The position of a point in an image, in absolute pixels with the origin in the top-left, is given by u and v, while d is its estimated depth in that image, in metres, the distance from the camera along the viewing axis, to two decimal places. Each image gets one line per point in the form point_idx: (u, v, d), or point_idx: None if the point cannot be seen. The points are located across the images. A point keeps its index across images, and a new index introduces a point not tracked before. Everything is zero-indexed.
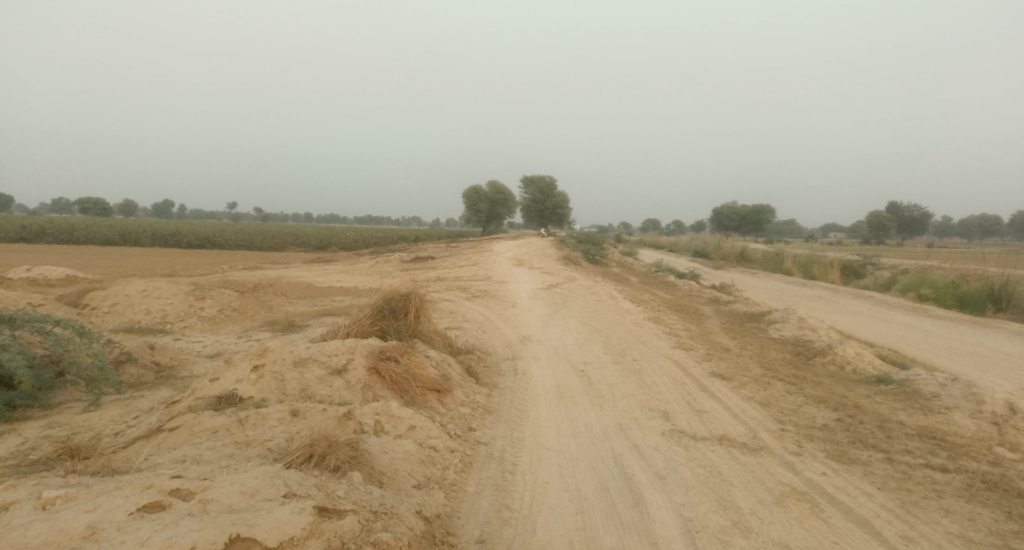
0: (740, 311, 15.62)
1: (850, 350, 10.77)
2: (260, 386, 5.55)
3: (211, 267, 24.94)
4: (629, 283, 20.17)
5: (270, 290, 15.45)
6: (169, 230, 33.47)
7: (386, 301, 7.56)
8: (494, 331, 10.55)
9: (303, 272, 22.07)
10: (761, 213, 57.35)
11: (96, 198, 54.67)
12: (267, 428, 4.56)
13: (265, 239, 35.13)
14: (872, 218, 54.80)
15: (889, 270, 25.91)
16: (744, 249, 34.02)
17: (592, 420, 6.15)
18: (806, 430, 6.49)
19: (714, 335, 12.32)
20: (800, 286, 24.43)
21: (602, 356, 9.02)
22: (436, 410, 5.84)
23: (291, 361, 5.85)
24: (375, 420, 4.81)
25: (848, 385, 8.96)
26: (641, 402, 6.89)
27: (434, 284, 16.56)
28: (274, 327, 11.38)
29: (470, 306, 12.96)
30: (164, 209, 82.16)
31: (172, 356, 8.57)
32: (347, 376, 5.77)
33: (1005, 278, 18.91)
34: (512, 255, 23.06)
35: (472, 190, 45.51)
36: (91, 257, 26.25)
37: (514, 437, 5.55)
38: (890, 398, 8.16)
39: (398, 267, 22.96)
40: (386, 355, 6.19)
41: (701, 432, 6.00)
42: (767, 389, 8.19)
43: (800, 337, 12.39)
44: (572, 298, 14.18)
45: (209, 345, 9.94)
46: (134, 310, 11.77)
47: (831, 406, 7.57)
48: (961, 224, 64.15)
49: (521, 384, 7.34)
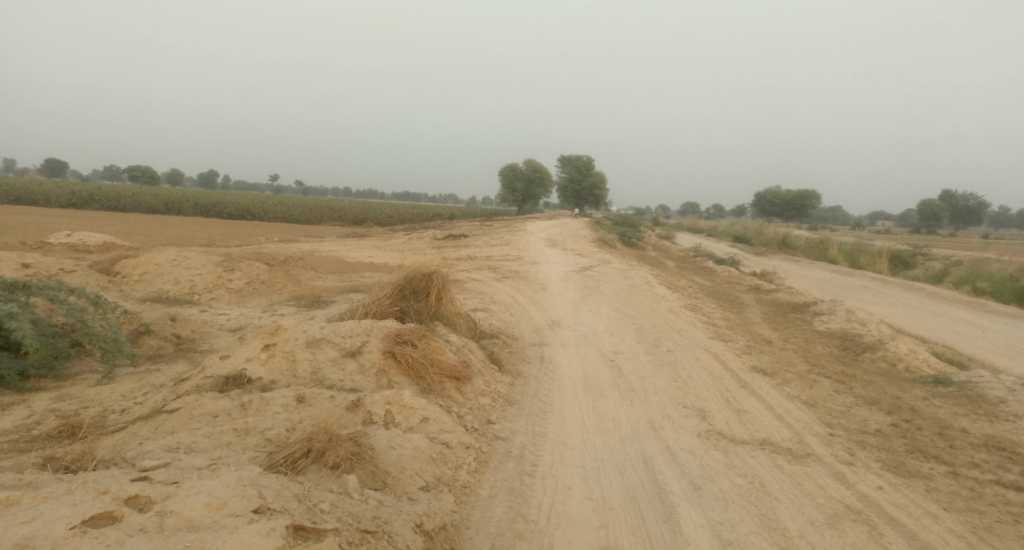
0: (782, 301, 14.86)
1: (903, 347, 10.02)
2: (270, 366, 5.26)
3: (247, 239, 25.08)
4: (665, 268, 19.45)
5: (300, 264, 15.33)
6: (209, 201, 33.87)
7: (407, 281, 7.20)
8: (521, 315, 10.15)
9: (336, 246, 22.00)
10: (806, 198, 55.22)
11: (144, 168, 55.99)
12: (270, 416, 4.23)
13: (302, 212, 35.28)
14: (923, 206, 52.33)
15: (941, 262, 24.52)
16: (786, 235, 32.72)
17: (621, 417, 5.70)
18: (857, 435, 5.91)
19: (755, 325, 11.68)
20: (846, 276, 23.29)
21: (634, 345, 8.52)
22: (454, 400, 5.47)
23: (304, 341, 5.53)
24: (386, 410, 4.46)
25: (902, 385, 8.27)
26: (675, 398, 6.40)
27: (464, 263, 16.21)
28: (299, 302, 11.21)
29: (499, 287, 12.56)
30: (209, 180, 83.65)
31: (194, 329, 8.39)
32: (360, 359, 5.45)
33: None
34: (545, 236, 22.54)
35: (509, 168, 44.90)
36: (134, 225, 26.72)
37: (536, 432, 5.16)
38: (950, 402, 7.48)
39: (430, 244, 22.68)
40: (404, 339, 5.84)
41: (741, 435, 5.50)
42: (814, 388, 7.59)
43: (847, 331, 11.64)
44: (605, 282, 13.66)
45: (232, 318, 9.78)
46: (163, 281, 11.71)
47: (884, 409, 6.94)
48: (1019, 215, 60.86)
49: (547, 373, 6.93)
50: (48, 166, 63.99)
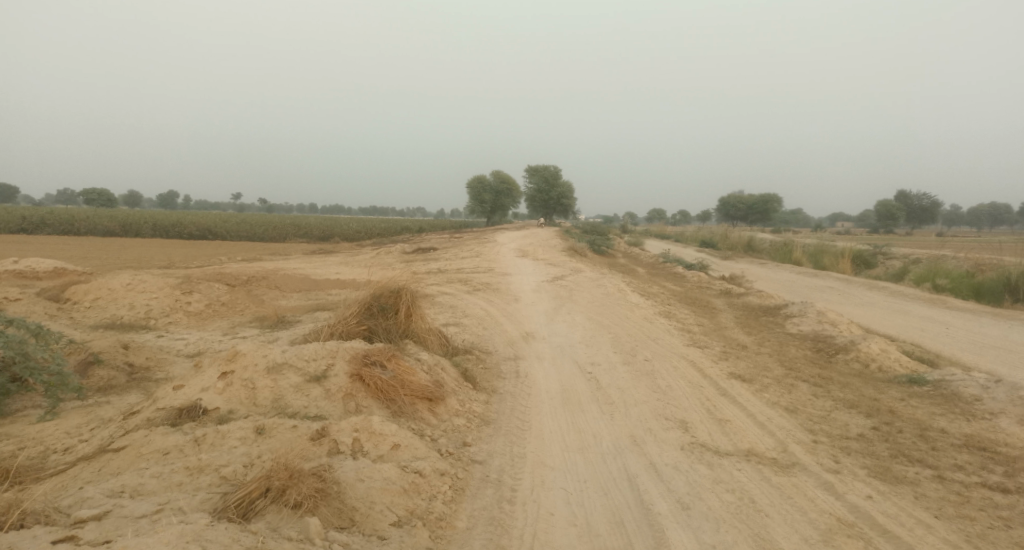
0: (754, 304, 14.92)
1: (875, 347, 10.07)
2: (227, 395, 4.91)
3: (209, 259, 24.31)
4: (636, 275, 19.43)
5: (263, 283, 14.83)
6: (169, 221, 32.87)
7: (374, 298, 6.89)
8: (494, 328, 9.90)
9: (302, 264, 21.46)
10: (769, 202, 56.27)
11: (100, 189, 54.28)
12: (226, 451, 3.90)
13: (266, 230, 34.50)
14: (880, 207, 53.78)
15: (901, 260, 25.09)
16: (752, 238, 33.19)
17: (602, 433, 5.50)
18: (840, 441, 5.81)
19: (729, 330, 11.65)
20: (812, 277, 23.64)
21: (611, 356, 8.35)
22: (427, 422, 5.20)
23: (265, 366, 5.19)
24: (353, 439, 4.18)
25: (878, 386, 8.25)
26: (655, 409, 6.23)
27: (433, 277, 15.91)
28: (262, 323, 10.78)
29: (471, 301, 12.30)
30: (170, 199, 81.56)
31: (148, 356, 7.94)
32: (326, 384, 5.14)
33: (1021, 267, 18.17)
34: (516, 247, 22.37)
35: (476, 179, 44.73)
36: (89, 248, 25.73)
37: (514, 453, 4.92)
38: (926, 402, 7.47)
39: (399, 258, 22.30)
40: (372, 360, 5.55)
41: (725, 447, 5.35)
42: (792, 392, 7.52)
43: (819, 332, 11.68)
44: (578, 292, 13.51)
45: (191, 343, 9.32)
46: (117, 306, 11.15)
47: (864, 412, 6.88)
48: (970, 213, 63.07)
49: (523, 389, 6.70)
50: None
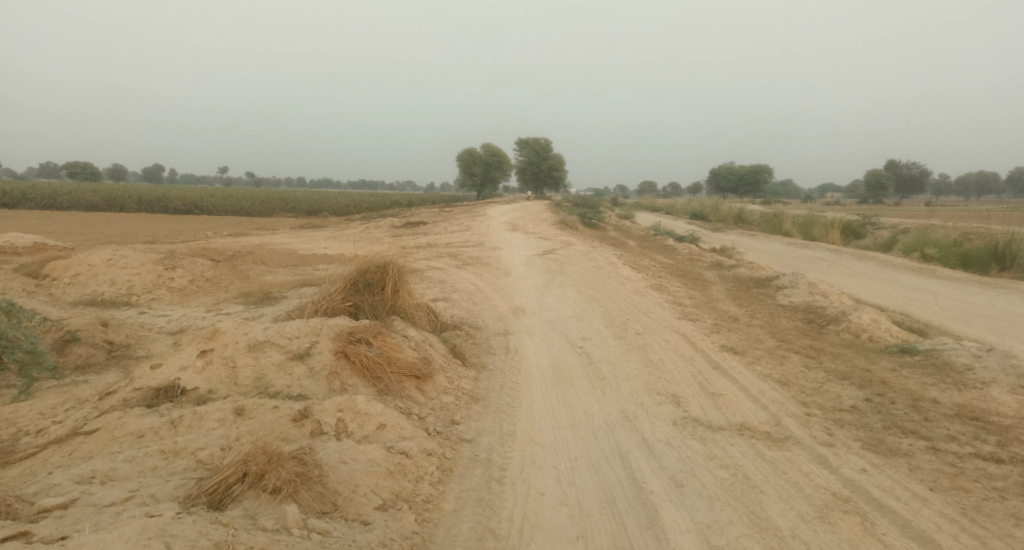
0: (745, 276, 14.85)
1: (866, 317, 10.04)
2: (206, 375, 4.75)
3: (194, 234, 23.91)
4: (627, 248, 19.30)
5: (249, 258, 14.57)
6: (154, 196, 32.30)
7: (360, 274, 6.71)
8: (484, 303, 9.77)
9: (290, 238, 21.15)
10: (759, 173, 56.11)
11: (83, 163, 53.30)
12: (203, 433, 3.74)
13: (253, 204, 34.01)
14: (869, 177, 53.79)
15: (890, 230, 25.10)
16: (742, 210, 33.11)
17: (594, 409, 5.41)
18: (833, 413, 5.75)
19: (720, 302, 11.57)
20: (802, 247, 23.63)
21: (602, 330, 8.24)
22: (414, 400, 5.08)
23: (245, 344, 5.01)
24: (337, 419, 4.05)
25: (869, 357, 8.21)
26: (647, 384, 6.14)
27: (422, 251, 15.70)
28: (248, 299, 10.58)
29: (460, 275, 12.13)
30: (154, 174, 80.18)
31: (129, 334, 7.74)
32: (310, 362, 4.99)
33: (1008, 236, 18.18)
34: (506, 220, 22.14)
35: (466, 152, 44.20)
36: (71, 224, 25.22)
37: (504, 431, 4.82)
38: (918, 372, 7.44)
39: (387, 232, 22.01)
40: (357, 337, 5.39)
41: (718, 421, 5.27)
42: (784, 364, 7.46)
43: (810, 303, 11.64)
44: (568, 265, 13.36)
45: (173, 320, 9.11)
46: (98, 282, 10.89)
47: (856, 383, 6.83)
48: (958, 183, 63.27)
49: (513, 365, 6.58)
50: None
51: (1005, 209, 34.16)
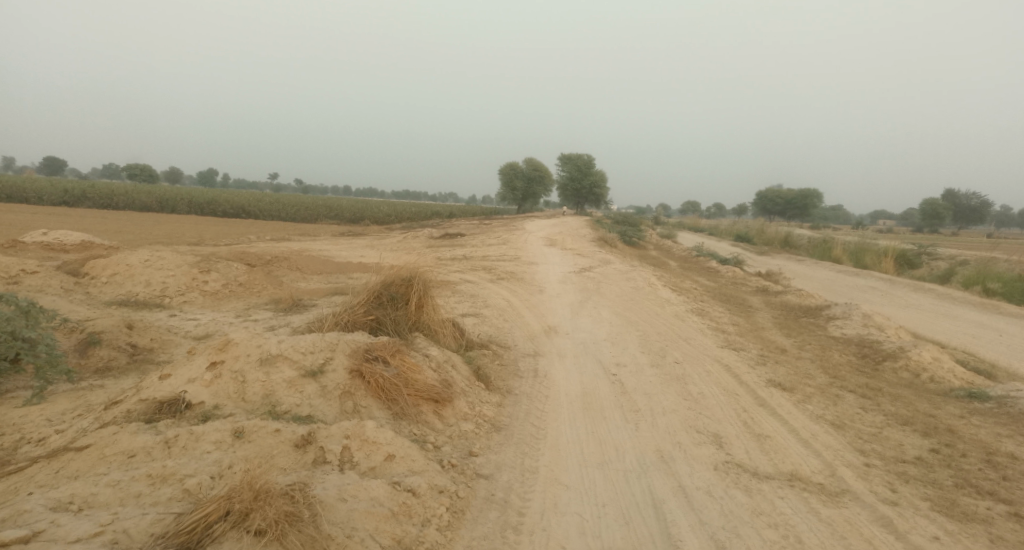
0: (793, 304, 14.10)
1: (927, 355, 9.26)
2: (213, 389, 4.50)
3: (238, 237, 24.29)
4: (668, 268, 18.66)
5: (285, 264, 14.54)
6: (204, 199, 33.11)
7: (384, 286, 6.41)
8: (516, 320, 9.38)
9: (329, 246, 21.20)
10: (808, 197, 54.37)
11: (142, 166, 55.40)
12: (196, 456, 3.46)
13: (298, 211, 34.52)
14: (925, 205, 51.57)
15: (947, 261, 23.74)
16: (789, 234, 31.95)
17: (625, 446, 4.97)
18: (895, 465, 5.14)
19: (766, 331, 10.91)
20: (852, 275, 22.54)
21: (639, 356, 7.76)
22: (430, 427, 4.73)
23: (256, 358, 4.74)
24: (342, 447, 3.73)
25: (933, 401, 7.48)
26: (685, 419, 5.65)
27: (457, 264, 15.45)
28: (277, 306, 10.45)
29: (493, 290, 11.78)
30: (208, 178, 82.90)
31: (153, 337, 7.61)
32: (322, 380, 4.70)
33: None
34: (544, 235, 21.76)
35: (509, 166, 44.07)
36: (123, 223, 25.96)
37: (526, 467, 4.44)
38: (990, 421, 6.72)
39: (425, 243, 21.88)
40: (374, 356, 5.08)
41: (765, 468, 4.76)
42: (838, 404, 6.84)
43: (864, 336, 10.88)
44: (606, 284, 12.88)
45: (201, 324, 9.00)
46: (134, 282, 10.95)
47: (919, 430, 6.18)
48: (1021, 215, 60.13)
49: (540, 390, 6.18)
50: (48, 164, 63.47)
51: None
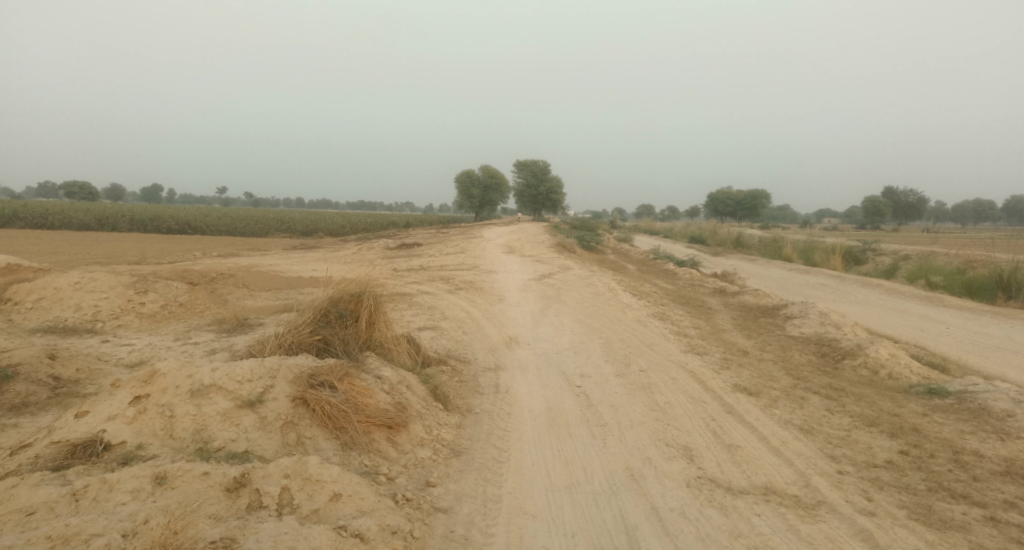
0: (750, 304, 14.17)
1: (884, 352, 9.32)
2: (137, 427, 4.02)
3: (183, 254, 23.20)
4: (627, 272, 18.61)
5: (230, 282, 13.84)
6: (147, 216, 31.69)
7: (332, 303, 5.99)
8: (475, 332, 9.04)
9: (279, 260, 20.41)
10: (757, 198, 55.73)
11: (81, 183, 53.02)
12: (109, 508, 2.98)
13: (247, 225, 33.33)
14: (866, 203, 53.54)
15: (891, 256, 24.50)
16: (741, 234, 32.55)
17: (593, 465, 4.69)
18: (868, 471, 5.00)
19: (726, 333, 10.87)
20: (803, 273, 23.00)
21: (602, 365, 7.52)
22: (383, 457, 4.35)
23: (187, 390, 4.28)
24: (281, 488, 3.34)
25: (895, 399, 7.47)
26: (654, 432, 5.41)
27: (414, 275, 15.00)
28: (221, 327, 9.84)
29: (451, 301, 11.42)
30: (153, 193, 79.71)
31: (80, 368, 6.96)
32: (263, 411, 4.28)
33: (1013, 264, 17.61)
34: (503, 243, 21.50)
35: (465, 174, 43.69)
36: (57, 243, 24.49)
37: (488, 495, 4.11)
38: (952, 418, 6.71)
39: (380, 254, 21.34)
40: (320, 381, 4.67)
41: (738, 482, 4.55)
42: (804, 407, 6.74)
43: (822, 335, 10.94)
44: (566, 291, 12.66)
45: (136, 350, 8.36)
46: (62, 307, 10.14)
47: (886, 431, 6.10)
48: (954, 209, 63.09)
49: (502, 407, 5.86)
50: None
51: (1002, 237, 33.70)
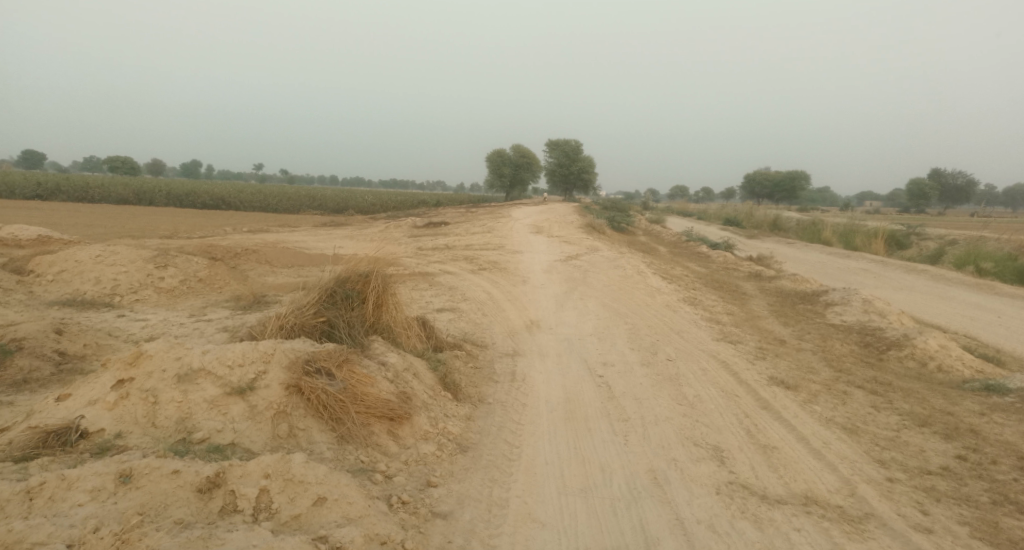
0: (787, 289, 13.47)
1: (933, 343, 8.63)
2: (118, 414, 3.74)
3: (213, 230, 23.30)
4: (658, 255, 17.97)
5: (253, 257, 13.70)
6: (182, 191, 32.02)
7: (338, 284, 5.64)
8: (495, 315, 8.65)
9: (307, 237, 20.31)
10: (795, 180, 53.93)
11: (124, 158, 54.11)
12: (61, 509, 2.67)
13: (279, 201, 33.46)
14: (911, 185, 51.29)
15: (937, 241, 23.24)
16: (778, 216, 31.43)
17: (612, 466, 4.27)
18: (921, 479, 4.46)
19: (762, 321, 10.27)
20: (843, 257, 22.00)
21: (627, 353, 7.07)
22: (382, 451, 4.01)
23: (174, 375, 3.97)
24: (260, 490, 3.01)
25: (948, 396, 6.84)
26: (681, 430, 4.96)
27: (438, 254, 14.65)
28: (238, 303, 9.65)
29: (473, 281, 11.03)
30: (192, 170, 81.10)
31: (88, 343, 6.79)
32: (253, 399, 3.96)
33: None
34: (531, 222, 21.02)
35: (496, 153, 43.15)
36: (94, 216, 24.86)
37: (495, 499, 3.73)
38: (1013, 419, 6.08)
39: (407, 233, 21.07)
40: (316, 368, 4.34)
41: (773, 490, 4.09)
42: (846, 403, 6.19)
43: (865, 324, 10.26)
44: (593, 273, 12.16)
45: (149, 325, 8.20)
46: (82, 280, 10.06)
47: (940, 433, 5.53)
48: (1005, 193, 60.07)
49: (517, 397, 5.47)
50: (27, 159, 61.87)
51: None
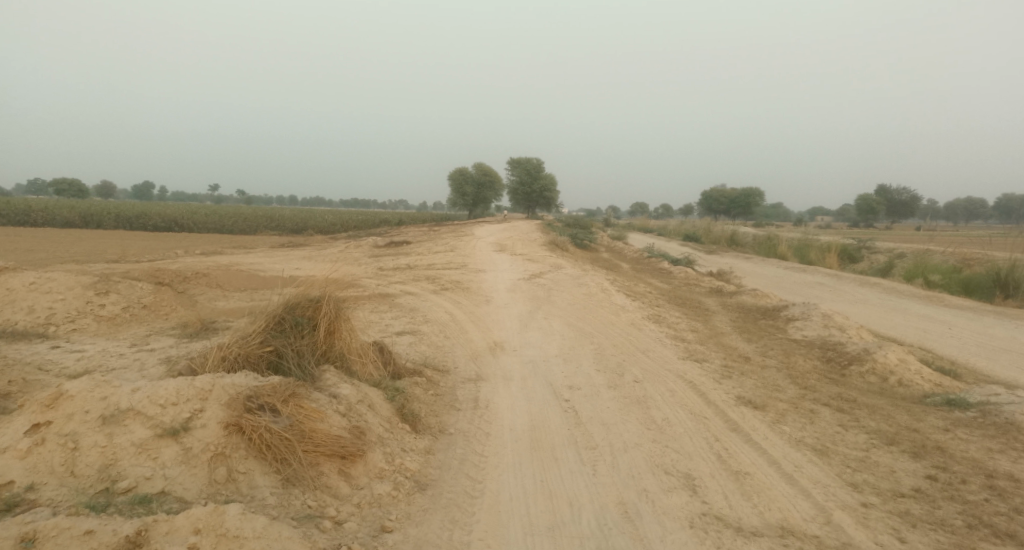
0: (749, 304, 13.56)
1: (893, 358, 8.70)
2: (31, 463, 3.32)
3: (163, 252, 22.37)
4: (621, 271, 17.96)
5: (203, 281, 13.09)
6: (131, 213, 30.79)
7: (287, 310, 5.29)
8: (457, 337, 8.37)
9: (263, 258, 19.65)
10: (751, 196, 55.29)
11: (70, 179, 52.03)
12: None
13: (235, 222, 32.50)
14: (860, 201, 53.19)
15: (886, 254, 23.94)
16: (735, 232, 32.00)
17: (581, 500, 4.02)
18: (895, 503, 4.35)
19: (726, 337, 10.25)
20: (800, 271, 22.44)
21: (594, 376, 6.87)
22: (333, 494, 3.69)
23: (98, 417, 3.58)
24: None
25: (911, 411, 6.84)
26: (651, 457, 4.76)
27: (399, 274, 14.28)
28: (185, 331, 9.12)
29: (435, 302, 10.72)
30: (144, 191, 78.56)
31: (12, 379, 6.23)
32: (188, 440, 3.59)
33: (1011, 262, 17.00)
34: (494, 241, 20.82)
35: (458, 172, 42.97)
36: (35, 240, 23.61)
37: (455, 544, 3.45)
38: (976, 434, 6.09)
39: (368, 253, 20.62)
40: (260, 403, 4.00)
41: (749, 521, 3.90)
42: (814, 422, 6.10)
43: (826, 338, 10.33)
44: (557, 292, 11.99)
45: (85, 357, 7.63)
46: (13, 309, 9.37)
47: (908, 451, 5.48)
48: (946, 207, 62.86)
49: (480, 426, 5.20)
50: None
51: (994, 235, 33.40)
